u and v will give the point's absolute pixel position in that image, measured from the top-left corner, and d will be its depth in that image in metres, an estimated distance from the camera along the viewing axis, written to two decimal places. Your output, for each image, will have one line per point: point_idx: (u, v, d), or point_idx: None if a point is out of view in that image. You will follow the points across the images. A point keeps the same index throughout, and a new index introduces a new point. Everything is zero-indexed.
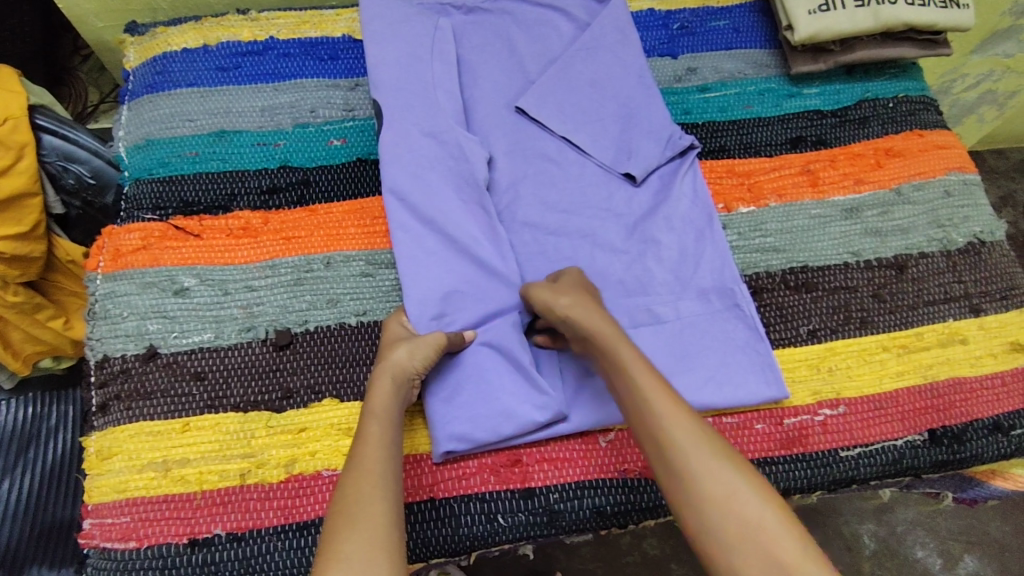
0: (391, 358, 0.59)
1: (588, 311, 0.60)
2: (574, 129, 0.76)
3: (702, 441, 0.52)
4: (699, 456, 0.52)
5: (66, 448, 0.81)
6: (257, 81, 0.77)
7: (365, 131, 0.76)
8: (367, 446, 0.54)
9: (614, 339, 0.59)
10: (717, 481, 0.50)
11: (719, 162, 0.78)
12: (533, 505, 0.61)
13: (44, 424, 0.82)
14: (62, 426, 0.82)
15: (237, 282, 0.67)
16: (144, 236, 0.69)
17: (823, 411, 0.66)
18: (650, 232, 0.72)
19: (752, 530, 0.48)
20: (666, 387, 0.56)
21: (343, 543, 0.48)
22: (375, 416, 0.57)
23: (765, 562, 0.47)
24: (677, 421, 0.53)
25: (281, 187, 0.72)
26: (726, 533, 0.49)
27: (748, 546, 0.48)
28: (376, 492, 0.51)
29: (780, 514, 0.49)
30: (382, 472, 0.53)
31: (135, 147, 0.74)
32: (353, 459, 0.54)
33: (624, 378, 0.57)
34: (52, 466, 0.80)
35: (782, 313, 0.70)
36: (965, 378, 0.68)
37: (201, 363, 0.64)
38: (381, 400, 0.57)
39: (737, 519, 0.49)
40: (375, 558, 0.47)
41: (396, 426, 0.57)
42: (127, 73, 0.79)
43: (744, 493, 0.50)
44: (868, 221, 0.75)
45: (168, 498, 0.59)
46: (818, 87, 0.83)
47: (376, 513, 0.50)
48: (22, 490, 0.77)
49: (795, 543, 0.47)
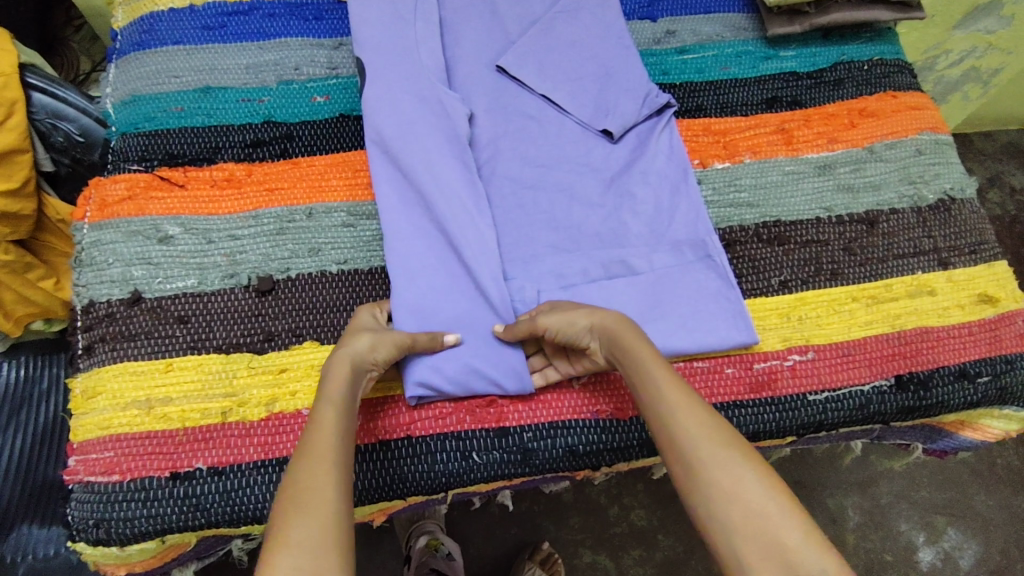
0: (352, 345, 0.58)
1: (603, 313, 0.60)
2: (553, 88, 0.77)
3: (714, 433, 0.51)
4: (710, 447, 0.50)
5: (58, 408, 0.83)
6: (242, 39, 0.78)
7: (348, 89, 0.78)
8: (320, 431, 0.52)
9: (630, 335, 0.58)
10: (725, 472, 0.49)
11: (696, 120, 0.79)
12: (508, 444, 0.62)
13: (37, 387, 0.85)
14: (54, 389, 0.85)
15: (220, 232, 0.69)
16: (130, 187, 0.70)
17: (792, 356, 0.68)
18: (626, 186, 0.74)
19: (760, 520, 0.46)
20: (681, 381, 0.55)
21: (292, 529, 0.46)
22: (330, 399, 0.55)
23: (771, 554, 0.45)
24: (688, 412, 0.52)
25: (265, 141, 0.73)
26: (734, 523, 0.47)
27: (753, 538, 0.46)
28: (329, 480, 0.50)
29: (787, 506, 0.47)
30: (337, 458, 0.51)
31: (122, 103, 0.75)
32: (305, 443, 0.52)
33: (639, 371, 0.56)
34: (43, 428, 0.82)
35: (754, 265, 0.72)
36: (932, 327, 0.70)
37: (185, 306, 0.65)
38: (338, 385, 0.55)
39: (745, 512, 0.47)
40: (325, 547, 0.46)
41: (351, 412, 0.55)
42: (114, 32, 0.81)
43: (752, 483, 0.48)
44: (841, 177, 0.77)
45: (152, 434, 0.60)
46: (795, 49, 0.84)
47: (328, 502, 0.48)
48: (13, 449, 0.79)
49: (807, 536, 0.45)
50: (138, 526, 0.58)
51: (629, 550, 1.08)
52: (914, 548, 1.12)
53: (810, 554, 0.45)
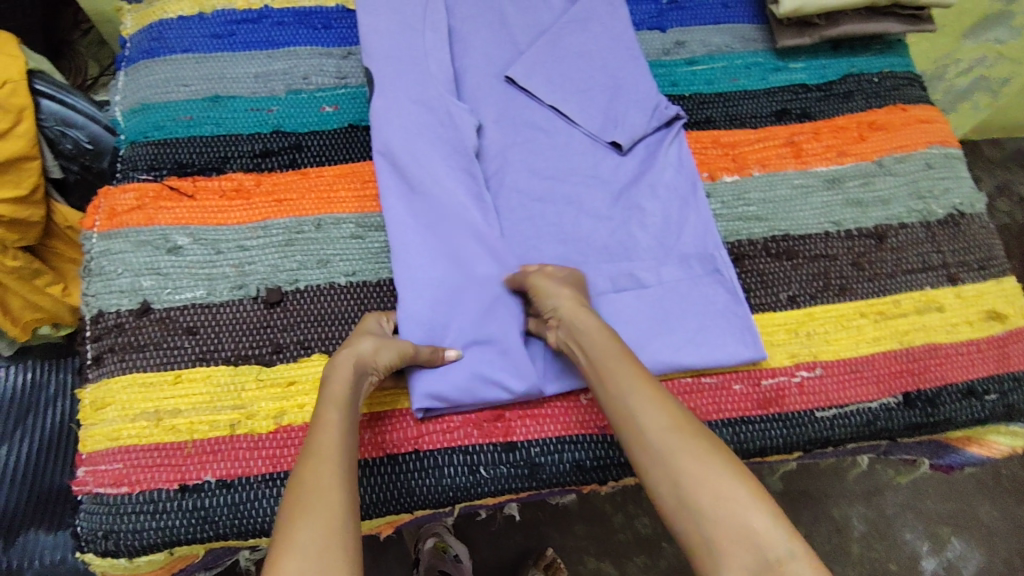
0: (358, 347, 0.58)
1: (568, 299, 0.61)
2: (562, 99, 0.77)
3: (677, 422, 0.53)
4: (673, 436, 0.51)
5: (65, 413, 0.83)
6: (251, 48, 0.78)
7: (356, 98, 0.78)
8: (325, 433, 0.53)
9: (593, 327, 0.59)
10: (690, 457, 0.50)
11: (705, 133, 0.79)
12: (515, 458, 0.63)
13: (43, 392, 0.84)
14: (60, 394, 0.85)
15: (229, 242, 0.69)
16: (139, 196, 0.70)
17: (800, 373, 0.68)
18: (635, 199, 0.73)
19: (728, 504, 0.47)
20: (643, 373, 0.56)
21: (298, 533, 0.46)
22: (332, 402, 0.55)
23: (739, 537, 0.46)
24: (651, 404, 0.54)
25: (274, 151, 0.73)
26: (701, 508, 0.48)
27: (721, 522, 0.47)
28: (334, 484, 0.50)
29: (754, 491, 0.48)
30: (341, 461, 0.52)
31: (131, 111, 0.76)
32: (309, 446, 0.52)
33: (603, 364, 0.57)
34: (49, 434, 0.82)
35: (763, 279, 0.72)
36: (940, 343, 0.70)
37: (194, 318, 0.65)
38: (340, 388, 0.56)
39: (711, 494, 0.48)
40: (331, 550, 0.46)
41: (353, 415, 0.56)
42: (124, 40, 0.81)
43: (717, 469, 0.49)
44: (850, 192, 0.77)
45: (160, 446, 0.61)
46: (804, 61, 0.84)
47: (333, 503, 0.49)
48: (20, 454, 0.79)
49: (770, 517, 0.47)
50: (147, 538, 0.58)
51: (632, 558, 1.08)
52: (917, 558, 1.12)
53: (777, 536, 0.46)
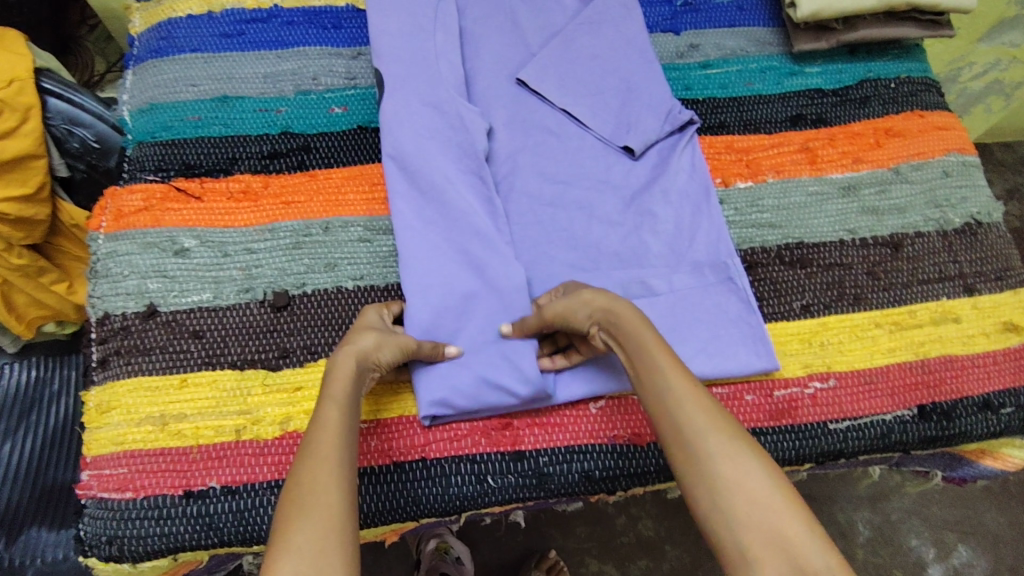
0: (359, 343, 0.57)
1: (607, 298, 0.59)
2: (574, 102, 0.76)
3: (718, 423, 0.51)
4: (715, 438, 0.50)
5: (69, 410, 0.83)
6: (260, 48, 0.78)
7: (366, 100, 0.77)
8: (324, 432, 0.52)
9: (635, 321, 0.57)
10: (729, 462, 0.49)
11: (719, 138, 0.78)
12: (523, 468, 0.62)
13: (47, 389, 0.84)
14: (64, 390, 0.84)
15: (236, 245, 0.68)
16: (146, 197, 0.69)
17: (813, 384, 0.66)
18: (647, 205, 0.72)
19: (764, 511, 0.47)
20: (684, 370, 0.55)
21: (294, 536, 0.46)
22: (333, 400, 0.54)
23: (774, 544, 0.45)
24: (692, 402, 0.52)
25: (282, 153, 0.73)
26: (736, 513, 0.47)
27: (755, 528, 0.46)
28: (331, 486, 0.49)
29: (790, 498, 0.47)
30: (339, 462, 0.51)
31: (139, 111, 0.75)
32: (308, 445, 0.51)
33: (643, 359, 0.55)
34: (53, 431, 0.81)
35: (776, 288, 0.71)
36: (956, 355, 0.69)
37: (200, 321, 0.65)
38: (341, 386, 0.55)
39: (748, 500, 0.47)
40: (327, 553, 0.45)
41: (354, 414, 0.54)
42: (132, 38, 0.80)
43: (756, 474, 0.48)
44: (866, 199, 0.76)
45: (165, 451, 0.60)
46: (820, 66, 0.83)
47: (330, 505, 0.48)
48: (23, 451, 0.79)
49: (807, 528, 0.46)
50: (151, 544, 0.58)
51: (636, 562, 1.07)
52: (924, 565, 1.11)
53: (812, 546, 0.45)
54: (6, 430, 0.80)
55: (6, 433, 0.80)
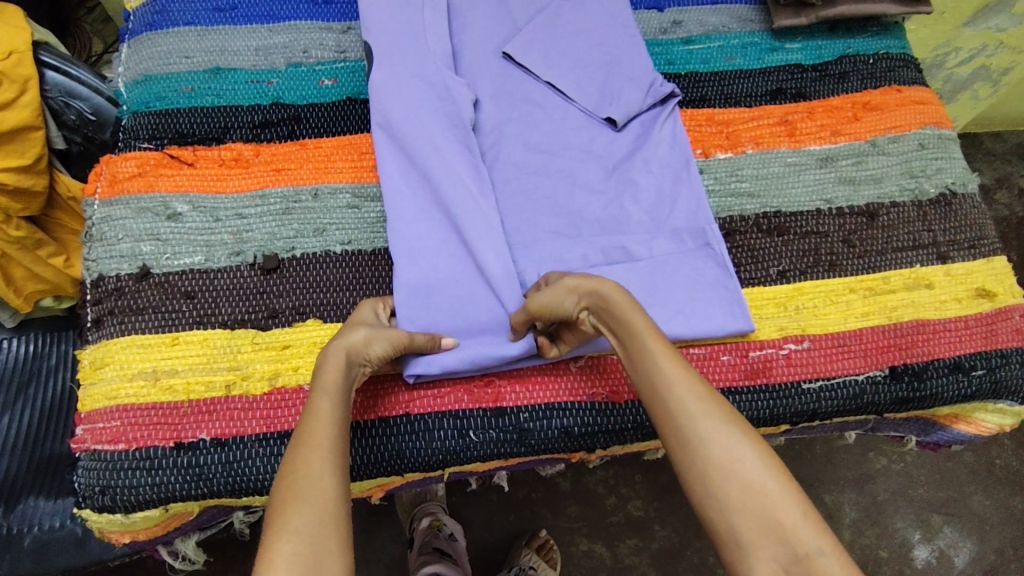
0: (351, 337, 0.58)
1: (595, 282, 0.58)
2: (559, 76, 0.79)
3: (712, 411, 0.51)
4: (709, 426, 0.50)
5: (65, 385, 0.85)
6: (252, 22, 0.80)
7: (355, 72, 0.78)
8: (317, 421, 0.52)
9: (624, 304, 0.56)
10: (723, 448, 0.49)
11: (700, 111, 0.80)
12: (504, 424, 0.63)
13: (46, 362, 0.86)
14: (62, 365, 0.86)
15: (228, 210, 0.70)
16: (141, 164, 0.71)
17: (788, 345, 0.68)
18: (629, 174, 0.75)
19: (757, 498, 0.47)
20: (676, 354, 0.54)
21: (291, 516, 0.46)
22: (325, 391, 0.55)
23: (767, 529, 0.46)
24: (684, 389, 0.52)
25: (273, 122, 0.75)
26: (731, 499, 0.47)
27: (750, 514, 0.46)
28: (325, 470, 0.50)
29: (785, 483, 0.47)
30: (334, 449, 0.51)
31: (134, 82, 0.77)
32: (303, 434, 0.52)
33: (634, 345, 0.55)
34: (51, 403, 0.83)
35: (753, 254, 0.72)
36: (928, 319, 0.71)
37: (192, 282, 0.67)
38: (333, 376, 0.55)
39: (742, 486, 0.47)
40: (323, 534, 0.46)
41: (345, 404, 0.55)
42: (127, 13, 0.82)
43: (749, 461, 0.48)
44: (843, 170, 0.78)
45: (158, 405, 0.62)
46: (801, 42, 0.85)
47: (326, 489, 0.48)
48: (23, 421, 0.82)
49: (800, 512, 0.46)
50: (143, 494, 0.60)
51: (625, 540, 1.09)
52: (909, 545, 1.13)
53: (806, 531, 0.45)
54: (6, 401, 0.83)
55: (4, 404, 0.82)
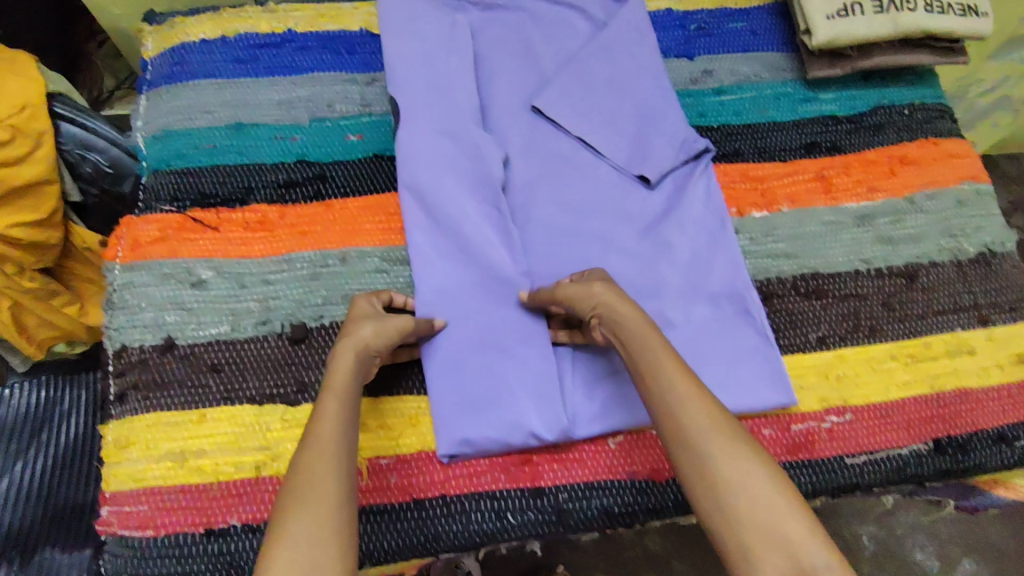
0: (356, 331, 0.58)
1: (616, 297, 0.60)
2: (590, 130, 0.77)
3: (724, 427, 0.52)
4: (720, 443, 0.51)
5: (80, 432, 0.83)
6: (275, 74, 0.77)
7: (380, 127, 0.77)
8: (324, 423, 0.53)
9: (642, 326, 0.58)
10: (734, 464, 0.50)
11: (734, 166, 0.78)
12: (543, 504, 0.61)
13: (58, 408, 0.84)
14: (74, 410, 0.85)
15: (253, 276, 0.68)
16: (162, 227, 0.69)
17: (830, 418, 0.67)
18: (663, 235, 0.72)
19: (768, 512, 0.48)
20: (689, 374, 0.55)
21: (291, 524, 0.47)
22: (333, 391, 0.55)
23: (776, 544, 0.47)
24: (697, 407, 0.53)
25: (298, 182, 0.72)
26: (741, 514, 0.48)
27: (757, 528, 0.47)
28: (328, 475, 0.50)
29: (791, 500, 0.48)
30: (338, 453, 0.52)
31: (153, 138, 0.75)
32: (308, 437, 0.53)
33: (650, 364, 0.56)
34: (65, 450, 0.82)
35: (792, 319, 0.71)
36: (971, 388, 0.69)
37: (218, 355, 0.64)
38: (342, 376, 0.56)
39: (752, 501, 0.48)
40: (322, 542, 0.47)
41: (353, 405, 0.55)
42: (145, 63, 0.80)
43: (760, 478, 0.49)
44: (880, 229, 0.76)
45: (186, 488, 0.60)
46: (835, 92, 0.83)
47: (327, 495, 0.49)
48: (35, 470, 0.80)
49: (809, 526, 0.47)
50: None
51: None
52: None
53: (813, 546, 0.46)
54: (17, 449, 0.81)
55: (16, 452, 0.81)
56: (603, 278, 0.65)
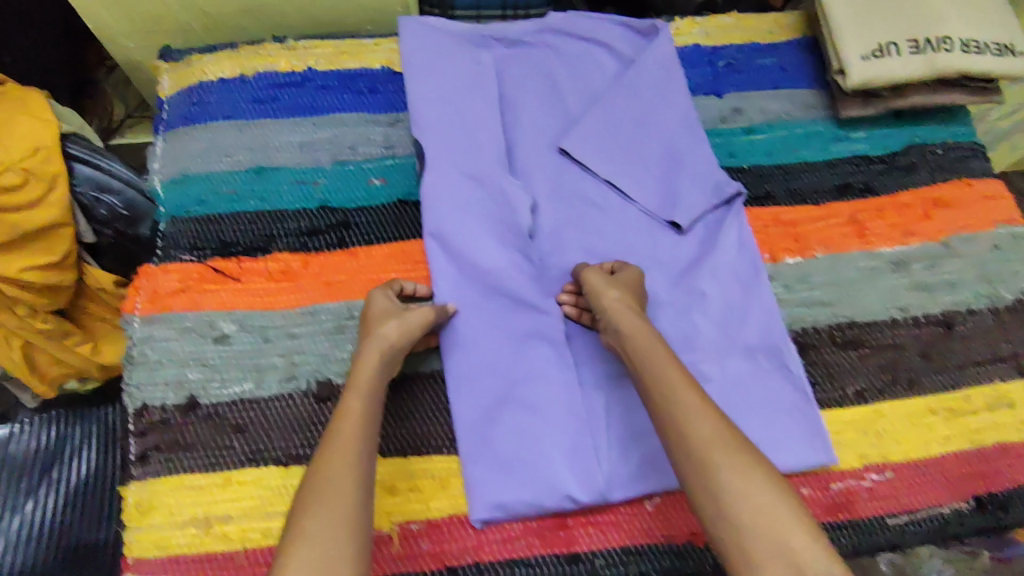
0: (381, 330, 0.60)
1: (626, 305, 0.62)
2: (619, 173, 0.75)
3: (727, 436, 0.53)
4: (723, 450, 0.52)
5: (91, 468, 0.81)
6: (295, 115, 0.75)
7: (404, 170, 0.75)
8: (346, 420, 0.55)
9: (649, 336, 0.60)
10: (737, 473, 0.50)
11: (766, 209, 0.76)
12: (579, 571, 0.59)
13: (68, 443, 0.82)
14: (85, 446, 0.82)
15: (277, 329, 0.66)
16: (182, 278, 0.67)
17: (869, 476, 0.65)
18: (696, 284, 0.71)
19: (770, 521, 0.48)
20: (695, 386, 0.56)
21: (309, 519, 0.48)
22: (357, 389, 0.57)
23: (778, 553, 0.47)
24: (704, 418, 0.53)
25: (321, 229, 0.70)
26: (744, 522, 0.49)
27: (761, 539, 0.48)
28: (349, 470, 0.51)
29: (794, 510, 0.49)
30: (359, 448, 0.53)
31: (172, 182, 0.72)
32: (330, 433, 0.54)
33: (655, 372, 0.57)
34: (77, 487, 0.80)
35: (829, 372, 0.69)
36: (1011, 442, 0.68)
37: (243, 414, 0.63)
38: (365, 374, 0.58)
39: (754, 510, 0.49)
40: (338, 536, 0.48)
41: (376, 403, 0.57)
42: (161, 102, 0.78)
43: (762, 487, 0.50)
44: (916, 275, 0.74)
45: (211, 556, 0.58)
46: (866, 131, 0.81)
47: (346, 490, 0.50)
48: (47, 508, 0.78)
49: (809, 536, 0.48)
50: None
51: None
52: None
53: (817, 557, 0.47)
54: (28, 486, 0.79)
55: (26, 490, 0.79)
56: (630, 284, 0.65)
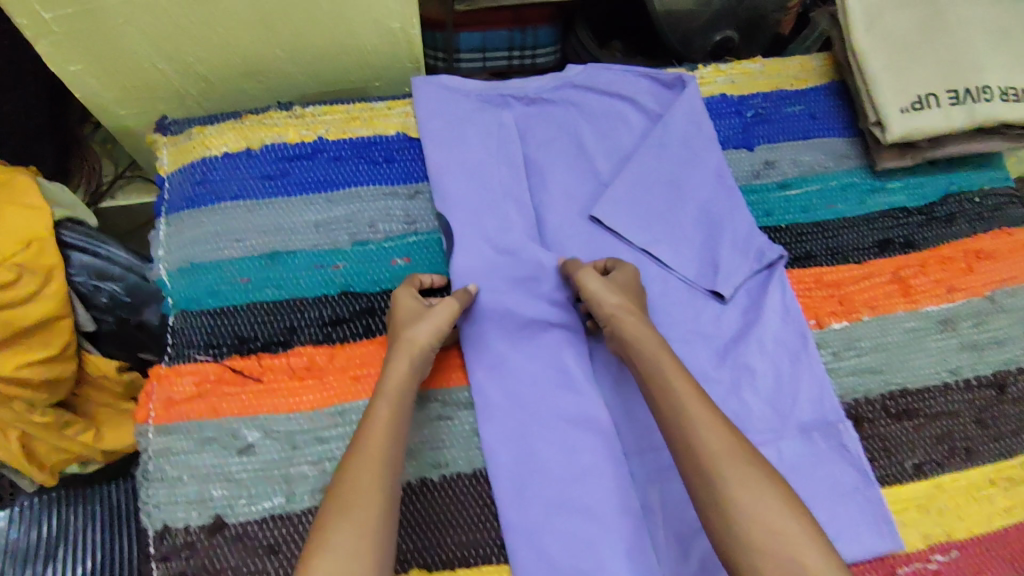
0: (411, 335, 0.60)
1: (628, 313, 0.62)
2: (653, 240, 0.72)
3: (735, 448, 0.52)
4: (732, 464, 0.51)
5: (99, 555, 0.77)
6: (308, 191, 0.71)
7: (428, 247, 0.70)
8: (373, 428, 0.54)
9: (653, 343, 0.60)
10: (747, 488, 0.50)
11: (807, 270, 0.73)
12: None
13: (72, 527, 0.78)
14: (89, 526, 0.78)
15: (305, 434, 0.61)
16: (198, 381, 0.62)
17: (935, 557, 0.62)
18: (743, 358, 0.67)
19: (779, 538, 0.48)
20: (699, 395, 0.56)
21: (331, 534, 0.48)
22: (386, 395, 0.57)
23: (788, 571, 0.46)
24: (711, 427, 0.53)
25: (345, 318, 0.66)
26: (754, 540, 0.48)
27: (771, 555, 0.47)
28: (376, 482, 0.51)
29: (806, 527, 0.48)
30: (384, 459, 0.53)
31: (178, 271, 0.67)
32: (359, 441, 0.54)
33: (660, 380, 0.57)
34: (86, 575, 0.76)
35: (886, 446, 0.66)
36: None
37: (274, 534, 0.58)
38: (394, 381, 0.57)
39: (763, 527, 0.48)
40: (359, 551, 0.47)
41: (404, 412, 0.57)
42: (161, 179, 0.72)
43: (772, 504, 0.49)
44: (964, 334, 0.72)
45: None
46: (901, 180, 0.79)
47: (372, 503, 0.50)
48: None
49: (821, 555, 0.47)
50: None
51: None
52: None
53: None
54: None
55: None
56: (628, 285, 0.65)
